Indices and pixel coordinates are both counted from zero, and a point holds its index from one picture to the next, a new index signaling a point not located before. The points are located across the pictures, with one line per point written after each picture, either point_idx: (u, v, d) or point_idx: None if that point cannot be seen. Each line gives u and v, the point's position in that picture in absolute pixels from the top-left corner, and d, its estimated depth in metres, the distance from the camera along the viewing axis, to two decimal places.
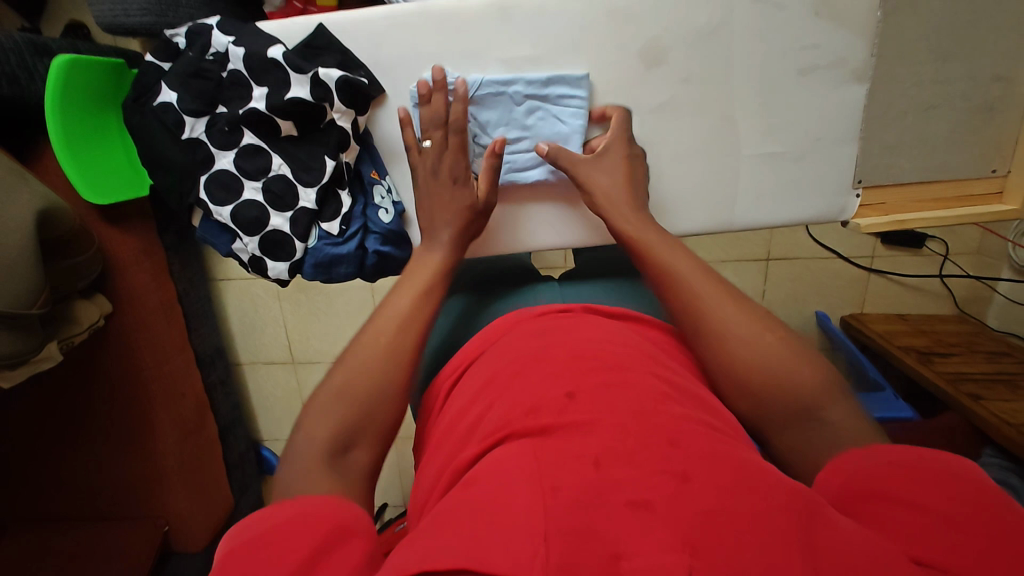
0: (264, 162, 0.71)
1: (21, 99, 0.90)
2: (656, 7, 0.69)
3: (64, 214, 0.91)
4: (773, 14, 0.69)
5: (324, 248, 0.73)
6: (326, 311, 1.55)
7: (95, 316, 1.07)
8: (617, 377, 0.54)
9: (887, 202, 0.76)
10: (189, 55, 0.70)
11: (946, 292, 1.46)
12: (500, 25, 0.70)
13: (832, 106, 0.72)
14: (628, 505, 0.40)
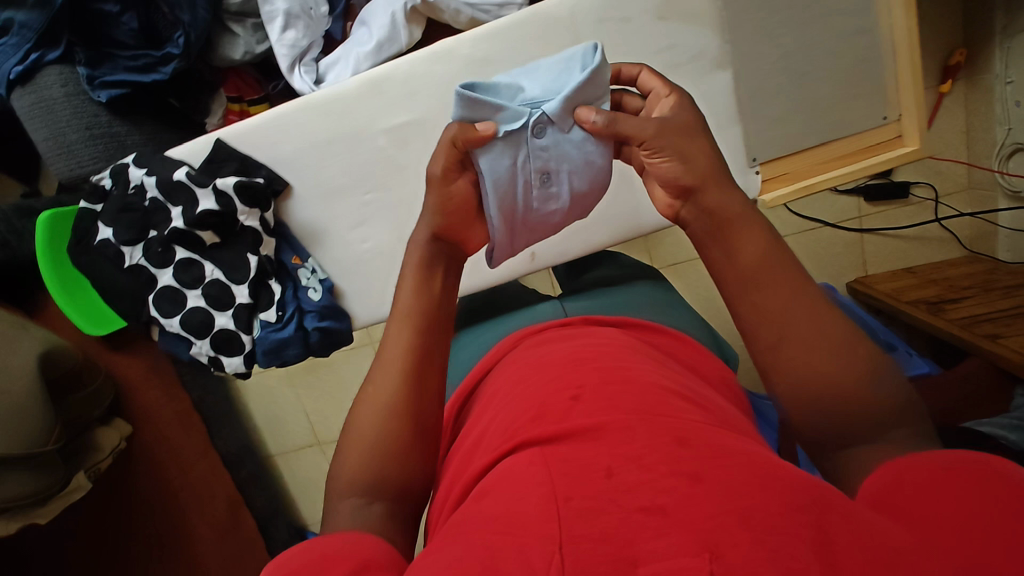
0: (199, 271, 0.79)
1: (15, 258, 1.01)
2: (515, 50, 0.73)
3: (64, 352, 0.99)
4: (621, 27, 0.73)
5: (268, 335, 0.79)
6: (341, 387, 1.60)
7: (116, 439, 1.13)
8: (620, 380, 0.57)
9: (789, 171, 0.82)
10: (114, 193, 0.77)
11: (948, 235, 1.40)
12: (375, 97, 0.74)
13: (707, 94, 0.77)
14: (642, 510, 0.39)
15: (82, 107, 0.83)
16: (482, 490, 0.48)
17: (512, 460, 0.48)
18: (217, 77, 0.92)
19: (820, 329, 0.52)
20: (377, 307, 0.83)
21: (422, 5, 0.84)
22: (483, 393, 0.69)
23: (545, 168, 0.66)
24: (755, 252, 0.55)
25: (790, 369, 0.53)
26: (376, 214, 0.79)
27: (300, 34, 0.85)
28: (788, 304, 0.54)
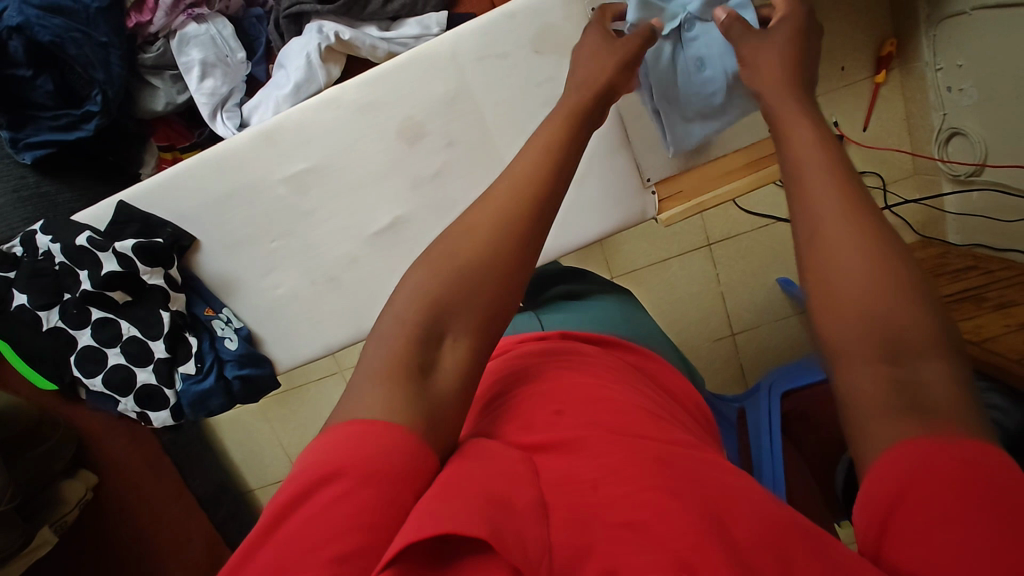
0: (116, 329, 0.79)
1: None
2: (404, 91, 0.74)
3: (19, 409, 1.01)
4: (500, 64, 0.73)
5: (189, 387, 0.81)
6: (312, 419, 1.60)
7: (82, 490, 1.14)
8: (602, 397, 0.54)
9: (684, 189, 0.89)
10: (24, 260, 0.78)
11: (899, 222, 1.41)
12: (270, 148, 0.75)
13: None
14: (625, 524, 0.38)
15: (8, 170, 0.85)
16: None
17: (496, 456, 0.45)
18: (145, 128, 0.93)
19: (897, 264, 0.41)
20: (300, 349, 0.85)
21: (338, 44, 0.86)
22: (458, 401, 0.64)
23: (700, 56, 0.76)
24: (832, 178, 0.45)
25: (851, 293, 0.41)
26: (285, 259, 0.80)
27: (219, 82, 0.87)
28: (831, 210, 0.44)
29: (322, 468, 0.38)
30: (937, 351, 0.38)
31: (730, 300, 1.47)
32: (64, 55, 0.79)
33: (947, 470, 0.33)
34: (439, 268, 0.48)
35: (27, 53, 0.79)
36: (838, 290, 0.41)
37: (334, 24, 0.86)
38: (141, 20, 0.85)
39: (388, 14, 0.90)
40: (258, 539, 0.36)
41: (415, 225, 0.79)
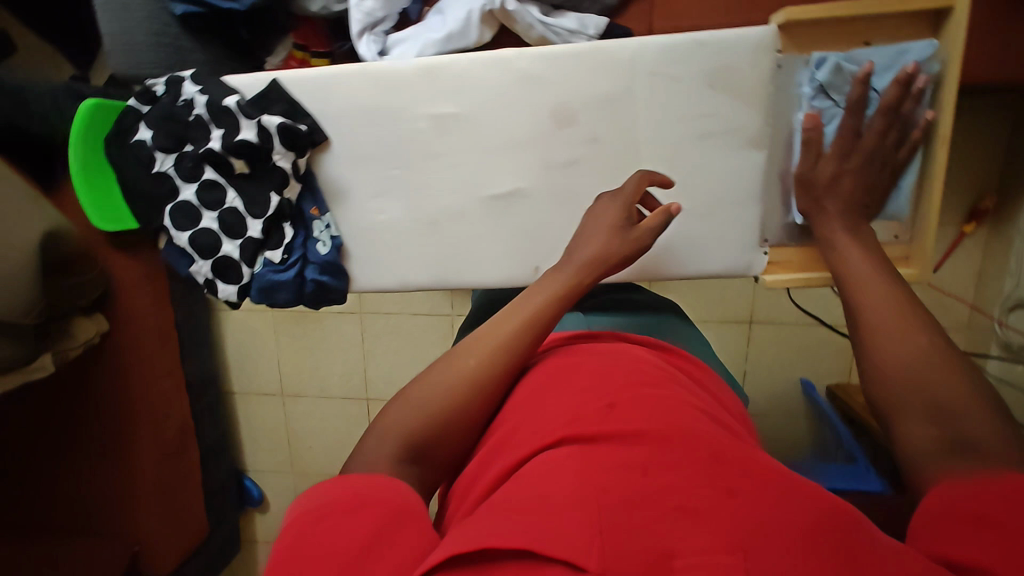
0: (220, 195, 0.82)
1: (47, 136, 1.03)
2: (572, 76, 0.75)
3: (69, 236, 1.01)
4: (672, 84, 0.74)
5: (267, 274, 0.81)
6: (318, 345, 1.62)
7: (91, 331, 1.17)
8: (648, 387, 0.55)
9: (796, 260, 0.79)
10: (166, 99, 0.82)
11: None
12: (428, 83, 0.77)
13: (732, 169, 0.77)
14: (678, 509, 0.42)
15: (157, 13, 0.88)
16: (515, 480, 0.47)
17: (549, 451, 0.48)
18: (290, 22, 0.95)
19: (936, 346, 0.55)
20: (379, 279, 0.86)
21: (499, 11, 0.88)
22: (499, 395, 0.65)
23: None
24: (885, 286, 0.62)
25: (897, 365, 0.55)
26: (400, 188, 0.82)
27: (377, 5, 0.88)
28: (885, 307, 0.59)
29: (327, 500, 0.48)
30: (977, 407, 0.50)
31: (749, 379, 1.50)
32: None
33: (998, 501, 0.42)
34: (418, 401, 0.59)
35: None
36: (887, 366, 0.56)
37: None
38: None
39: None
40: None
41: (533, 200, 0.80)
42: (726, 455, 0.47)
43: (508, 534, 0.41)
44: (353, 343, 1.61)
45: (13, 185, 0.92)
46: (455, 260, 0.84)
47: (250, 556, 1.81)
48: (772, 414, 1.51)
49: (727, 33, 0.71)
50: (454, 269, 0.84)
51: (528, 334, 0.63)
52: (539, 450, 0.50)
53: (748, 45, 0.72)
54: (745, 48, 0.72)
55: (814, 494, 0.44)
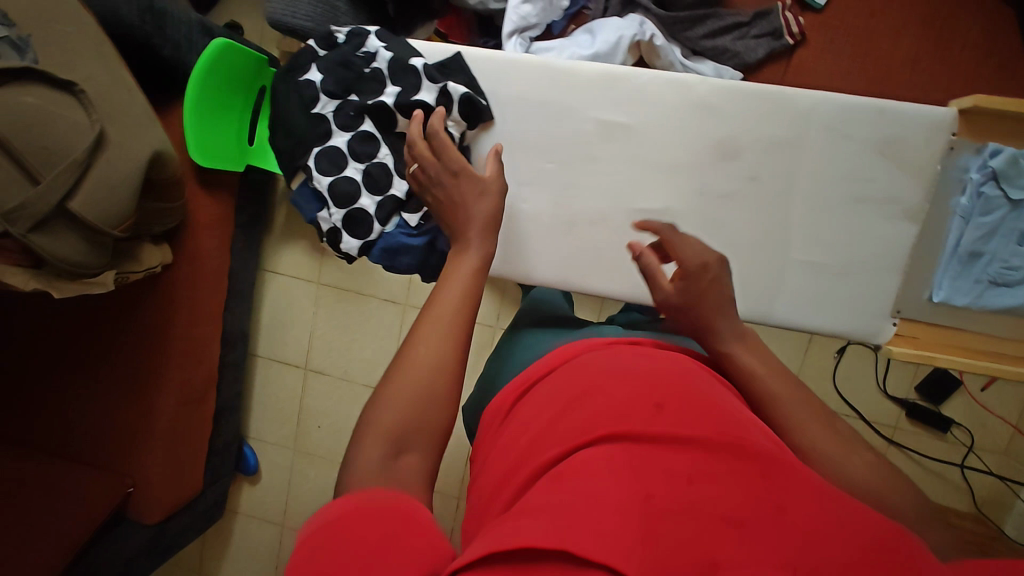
0: (373, 149, 0.83)
1: (174, 62, 1.05)
2: (747, 113, 0.76)
3: (171, 161, 1.00)
4: (844, 142, 0.75)
5: (398, 235, 0.83)
6: (354, 326, 1.60)
7: (155, 261, 1.14)
8: (704, 398, 0.53)
9: (918, 337, 0.81)
10: (344, 48, 0.84)
11: (966, 486, 1.40)
12: (604, 88, 0.79)
13: (882, 237, 0.77)
14: (726, 520, 0.40)
15: None
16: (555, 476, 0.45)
17: (585, 450, 0.46)
18: (441, 10, 0.98)
19: (865, 454, 0.58)
20: (500, 266, 0.85)
21: (646, 44, 0.91)
22: (528, 393, 0.62)
23: None
24: (800, 399, 0.61)
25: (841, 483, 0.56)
26: (547, 182, 0.83)
27: (534, 12, 0.91)
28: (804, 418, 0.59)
29: (335, 516, 0.43)
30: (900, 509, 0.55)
31: None
32: None
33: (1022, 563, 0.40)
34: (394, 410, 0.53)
35: None
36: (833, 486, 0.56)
37: (653, 27, 0.92)
38: None
39: (693, 46, 0.95)
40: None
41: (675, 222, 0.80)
42: (775, 469, 0.45)
43: (549, 530, 0.38)
44: (389, 332, 1.59)
45: (138, 98, 0.93)
46: (581, 265, 0.84)
47: (225, 527, 1.74)
48: None
49: (912, 105, 0.73)
50: (584, 275, 0.84)
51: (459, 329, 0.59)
52: (570, 451, 0.47)
53: (927, 120, 0.74)
54: (925, 124, 0.73)
55: (863, 516, 0.42)
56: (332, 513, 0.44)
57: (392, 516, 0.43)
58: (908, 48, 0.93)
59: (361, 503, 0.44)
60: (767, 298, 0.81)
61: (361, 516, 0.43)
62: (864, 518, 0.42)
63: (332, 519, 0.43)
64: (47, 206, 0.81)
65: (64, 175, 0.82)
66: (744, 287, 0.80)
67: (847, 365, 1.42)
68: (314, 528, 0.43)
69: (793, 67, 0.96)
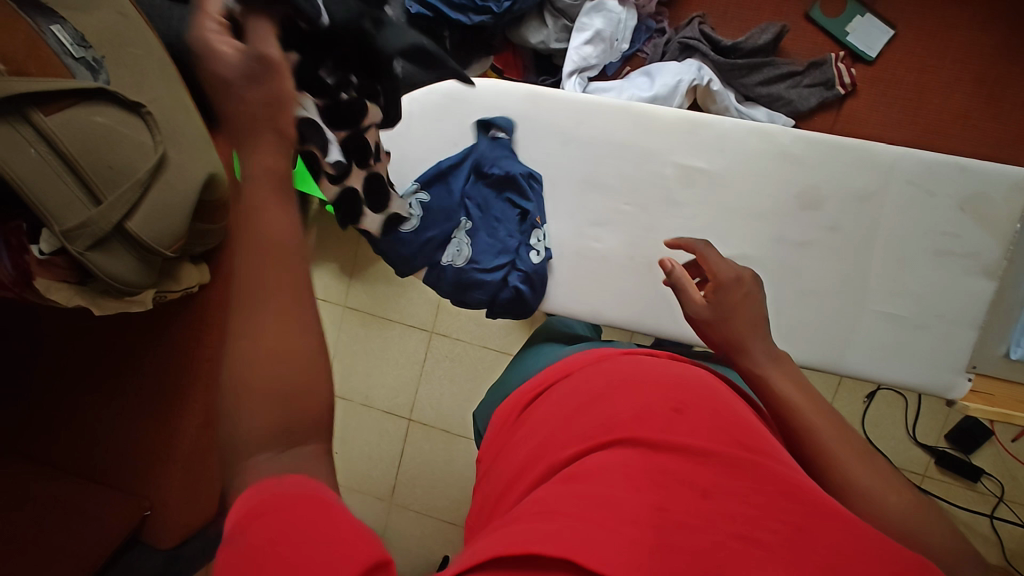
0: (445, 178, 0.81)
1: None
2: (827, 165, 0.77)
3: (222, 184, 0.99)
4: (924, 197, 0.76)
5: (470, 269, 0.80)
6: (377, 352, 1.58)
7: (193, 281, 1.13)
8: (722, 407, 0.53)
9: (992, 393, 0.79)
10: None
11: (995, 538, 1.38)
12: (687, 134, 0.80)
13: (958, 293, 0.77)
14: (739, 537, 0.39)
15: None
16: (568, 475, 0.45)
17: (601, 454, 0.46)
18: (500, 46, 1.00)
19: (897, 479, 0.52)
20: (575, 303, 0.83)
21: (703, 88, 0.93)
22: (543, 397, 0.62)
23: None
24: (816, 405, 0.57)
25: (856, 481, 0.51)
26: (623, 223, 0.82)
27: (594, 53, 0.93)
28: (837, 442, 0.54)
29: (264, 503, 0.36)
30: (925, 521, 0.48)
31: None
32: None
33: None
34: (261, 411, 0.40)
35: None
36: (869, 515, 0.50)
37: (710, 73, 0.93)
38: None
39: (747, 91, 0.97)
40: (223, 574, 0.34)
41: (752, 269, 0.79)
42: (795, 487, 0.44)
43: (559, 534, 0.38)
44: (413, 359, 1.57)
45: (194, 122, 0.92)
46: (655, 305, 0.82)
47: None
48: None
49: (991, 164, 0.75)
50: (655, 318, 0.82)
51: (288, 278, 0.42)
52: (585, 453, 0.48)
53: (1005, 179, 0.75)
54: (1003, 181, 0.75)
55: (880, 540, 0.40)
56: (256, 500, 0.37)
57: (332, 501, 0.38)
58: (959, 105, 0.95)
59: (290, 487, 0.37)
60: (840, 345, 0.79)
61: (294, 498, 0.37)
62: (883, 541, 0.40)
63: (260, 506, 0.36)
64: (108, 226, 0.82)
65: (127, 194, 0.83)
66: (818, 336, 0.79)
67: (877, 410, 1.40)
68: (241, 516, 0.36)
69: (844, 116, 0.98)
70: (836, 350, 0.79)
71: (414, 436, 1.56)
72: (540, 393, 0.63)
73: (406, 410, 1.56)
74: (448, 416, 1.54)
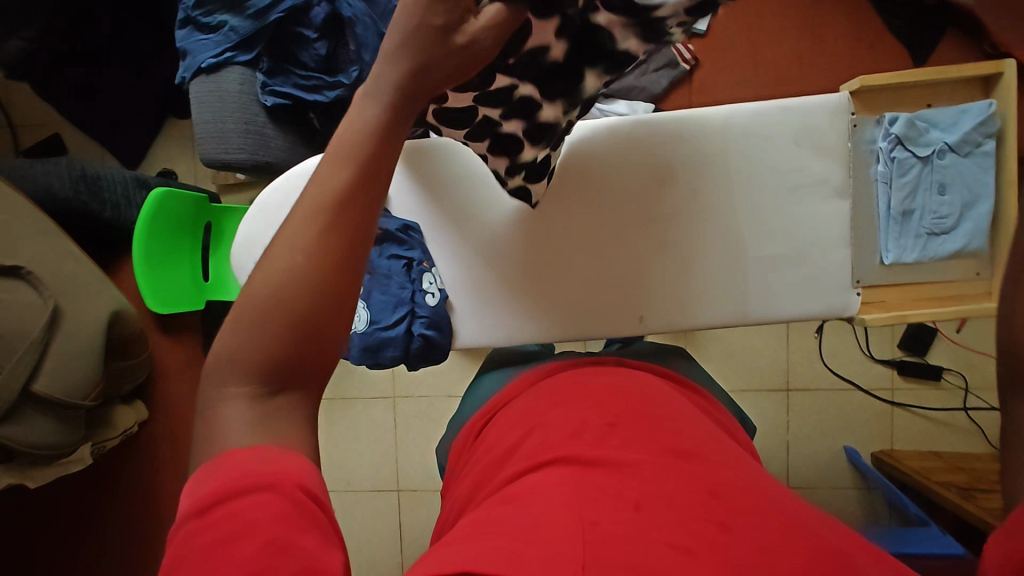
0: None
1: (116, 222, 1.06)
2: (665, 136, 0.77)
3: (129, 318, 0.98)
4: (762, 144, 0.77)
5: (374, 332, 0.76)
6: (344, 436, 1.55)
7: (130, 420, 1.10)
8: (652, 412, 0.59)
9: (887, 300, 0.82)
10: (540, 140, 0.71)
11: (975, 427, 1.43)
12: None
13: (822, 220, 0.78)
14: (670, 545, 0.40)
15: (248, 105, 0.93)
16: (509, 497, 0.49)
17: (537, 474, 0.50)
18: None
19: None
20: (483, 331, 0.80)
21: None
22: (495, 422, 0.68)
23: (944, 181, 0.81)
24: None
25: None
26: (507, 245, 0.79)
27: None
28: None
29: (214, 491, 0.39)
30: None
31: (791, 449, 1.47)
32: (350, 30, 0.90)
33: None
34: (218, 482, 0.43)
35: (324, 21, 0.91)
36: None
37: None
38: None
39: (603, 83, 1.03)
40: (185, 547, 0.38)
41: (636, 253, 0.78)
42: (721, 490, 0.47)
43: (486, 553, 0.40)
44: (383, 429, 1.54)
45: (86, 264, 0.93)
46: (553, 310, 0.79)
47: None
48: (820, 485, 1.46)
49: (808, 99, 0.77)
50: (563, 325, 0.79)
51: (269, 321, 0.41)
52: (530, 470, 0.53)
53: (828, 108, 0.77)
54: (824, 110, 0.77)
55: (798, 526, 0.44)
56: (207, 479, 0.40)
57: (291, 495, 0.40)
58: (790, 48, 1.03)
59: (249, 468, 0.40)
60: (740, 298, 0.79)
61: (244, 494, 0.39)
62: (805, 534, 0.42)
63: (211, 496, 0.39)
64: (12, 394, 0.80)
65: (23, 359, 0.81)
66: (716, 299, 0.78)
67: (830, 342, 1.47)
68: (191, 502, 0.39)
69: (696, 88, 1.05)
70: (729, 304, 0.78)
71: (408, 505, 1.52)
72: (491, 424, 0.69)
73: (392, 481, 1.53)
74: (433, 475, 1.51)
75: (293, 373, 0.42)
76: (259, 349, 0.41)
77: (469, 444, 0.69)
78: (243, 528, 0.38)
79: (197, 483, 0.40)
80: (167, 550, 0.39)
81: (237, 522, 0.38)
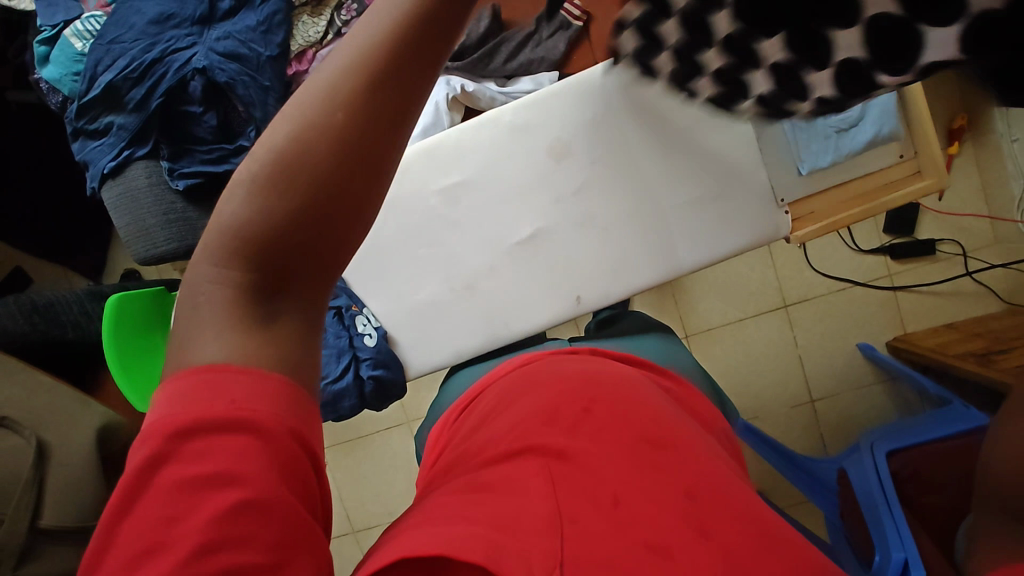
0: None
1: (83, 339, 1.08)
2: (547, 116, 0.76)
3: (121, 428, 0.98)
4: (646, 93, 0.75)
5: (326, 387, 0.81)
6: (372, 471, 1.57)
7: None
8: (626, 392, 0.54)
9: (816, 210, 0.78)
10: None
11: (984, 289, 1.37)
12: (424, 162, 0.78)
13: (727, 147, 0.76)
14: (648, 547, 0.39)
15: (162, 195, 0.93)
16: (479, 484, 0.44)
17: (516, 466, 0.45)
18: None
19: None
20: (430, 355, 0.80)
21: (461, 95, 0.92)
22: (472, 406, 0.62)
23: None
24: None
25: None
26: (429, 265, 0.79)
27: None
28: None
29: (194, 416, 0.33)
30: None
31: (808, 362, 1.44)
32: (233, 94, 0.91)
33: None
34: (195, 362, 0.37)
35: (203, 92, 0.90)
36: None
37: (459, 79, 0.92)
38: (299, 70, 0.95)
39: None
40: (157, 481, 0.32)
41: (557, 235, 0.78)
42: (700, 487, 0.43)
43: (462, 534, 0.37)
44: (407, 455, 1.55)
45: (59, 390, 0.92)
46: (499, 313, 0.79)
47: None
48: (846, 388, 1.42)
49: None
50: (506, 319, 0.79)
51: (296, 174, 0.35)
52: (500, 459, 0.47)
53: None
54: None
55: (780, 545, 0.42)
56: (189, 397, 0.33)
57: (280, 440, 0.34)
58: None
59: (241, 396, 0.34)
60: (668, 249, 0.78)
61: (226, 428, 0.33)
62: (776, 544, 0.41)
63: (190, 419, 0.33)
64: (20, 536, 0.84)
65: (22, 502, 0.85)
66: (647, 256, 0.78)
67: (815, 246, 1.44)
68: (164, 418, 0.33)
69: None
70: (659, 257, 0.78)
71: None
72: (466, 408, 0.63)
73: None
74: None
75: (293, 272, 0.36)
76: (280, 218, 0.35)
77: (448, 429, 0.62)
78: (223, 469, 0.32)
79: (173, 395, 0.34)
80: (127, 461, 0.33)
81: (213, 462, 0.32)
